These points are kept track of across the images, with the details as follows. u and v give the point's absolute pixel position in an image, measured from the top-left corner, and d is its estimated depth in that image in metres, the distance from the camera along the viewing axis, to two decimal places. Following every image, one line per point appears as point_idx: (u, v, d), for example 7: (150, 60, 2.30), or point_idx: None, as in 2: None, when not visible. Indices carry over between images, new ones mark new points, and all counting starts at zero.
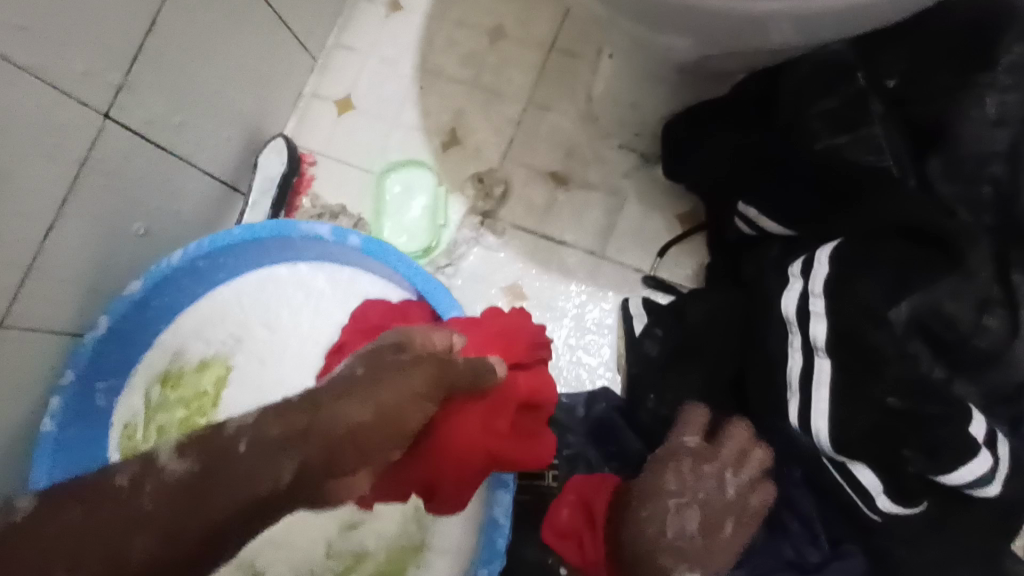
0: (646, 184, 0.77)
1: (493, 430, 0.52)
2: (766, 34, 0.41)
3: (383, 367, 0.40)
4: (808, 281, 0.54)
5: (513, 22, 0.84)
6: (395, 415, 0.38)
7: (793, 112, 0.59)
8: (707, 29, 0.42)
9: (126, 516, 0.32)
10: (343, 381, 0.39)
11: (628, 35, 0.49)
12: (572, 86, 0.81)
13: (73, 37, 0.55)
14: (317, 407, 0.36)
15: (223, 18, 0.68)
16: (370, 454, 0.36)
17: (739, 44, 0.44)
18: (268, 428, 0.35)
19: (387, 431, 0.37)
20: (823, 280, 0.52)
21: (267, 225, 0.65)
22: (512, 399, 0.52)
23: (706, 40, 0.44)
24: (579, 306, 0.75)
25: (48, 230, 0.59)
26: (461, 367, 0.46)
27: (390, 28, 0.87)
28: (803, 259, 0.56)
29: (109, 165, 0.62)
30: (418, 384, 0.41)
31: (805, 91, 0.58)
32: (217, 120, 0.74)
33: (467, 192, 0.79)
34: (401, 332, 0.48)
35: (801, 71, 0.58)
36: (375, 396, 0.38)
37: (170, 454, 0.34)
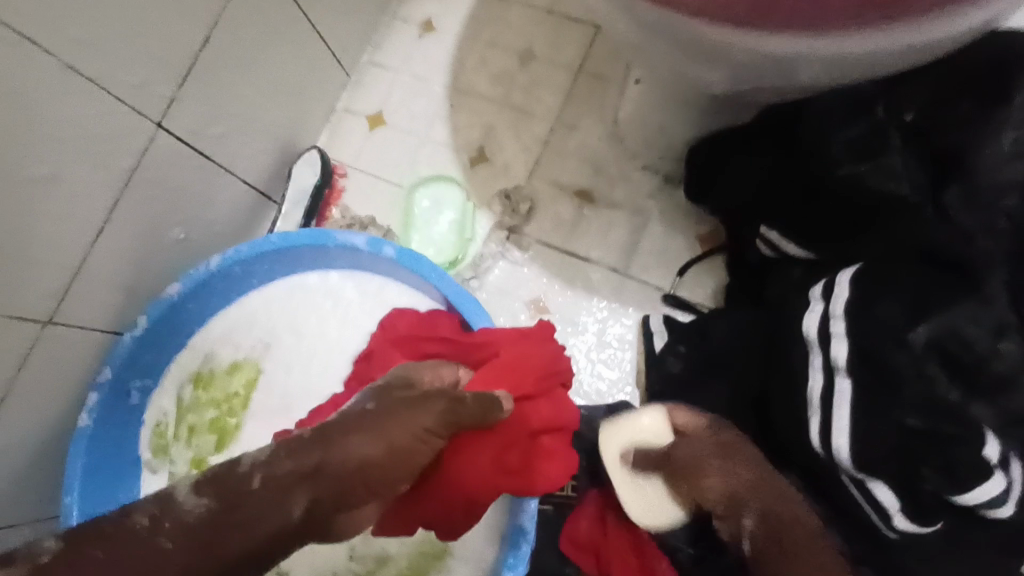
0: (668, 205, 0.80)
1: (504, 464, 0.57)
2: (796, 75, 0.43)
3: (393, 406, 0.47)
4: (829, 303, 0.56)
5: (543, 45, 0.88)
6: (404, 453, 0.45)
7: (815, 139, 0.61)
8: (739, 67, 0.44)
9: (146, 551, 0.36)
10: (352, 419, 0.46)
11: (661, 66, 0.52)
12: (599, 108, 0.84)
13: (136, 51, 0.58)
14: (326, 446, 0.43)
15: (268, 35, 0.72)
16: (377, 485, 0.44)
17: (768, 82, 0.47)
18: (281, 468, 0.41)
19: (394, 466, 0.45)
20: (845, 303, 0.54)
21: (303, 234, 0.67)
22: (521, 434, 0.57)
23: (736, 76, 0.47)
24: (601, 322, 0.77)
25: (99, 232, 0.62)
26: (470, 406, 0.51)
27: (424, 48, 0.91)
28: (825, 282, 0.58)
29: (155, 173, 0.65)
30: (428, 422, 0.48)
31: (828, 121, 0.60)
32: (256, 131, 0.76)
33: (495, 207, 0.82)
34: (407, 369, 0.56)
35: (822, 101, 0.60)
36: (385, 436, 0.45)
37: (187, 495, 0.39)
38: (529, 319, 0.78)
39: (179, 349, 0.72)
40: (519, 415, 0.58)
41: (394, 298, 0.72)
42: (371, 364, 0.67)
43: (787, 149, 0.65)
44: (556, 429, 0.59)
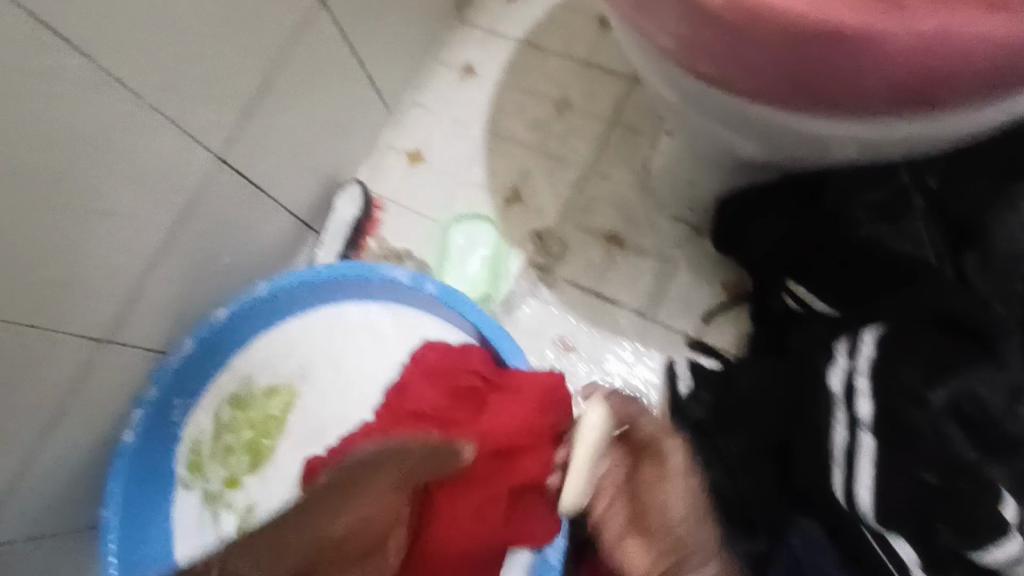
0: (696, 254, 0.82)
1: (483, 519, 0.61)
2: (831, 150, 0.46)
3: (355, 479, 0.57)
4: (853, 360, 0.58)
5: (578, 95, 0.92)
6: (381, 512, 0.56)
7: (840, 199, 0.64)
8: (776, 139, 0.47)
9: None
10: (324, 494, 0.57)
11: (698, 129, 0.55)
12: (630, 157, 0.87)
13: (201, 89, 0.62)
14: (302, 524, 0.55)
15: (319, 77, 0.76)
16: (355, 546, 0.54)
17: (805, 153, 0.49)
18: (239, 558, 0.52)
19: (372, 528, 0.55)
20: (869, 361, 0.57)
21: (347, 267, 0.70)
22: (496, 491, 0.61)
23: (769, 145, 0.50)
24: (625, 363, 0.79)
25: (156, 257, 0.65)
26: (422, 453, 0.59)
27: (464, 92, 0.95)
28: (847, 339, 0.60)
29: (211, 203, 0.69)
30: (389, 483, 0.58)
31: (852, 186, 0.63)
32: (303, 166, 0.80)
33: (527, 248, 0.85)
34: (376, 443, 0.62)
35: (847, 174, 0.62)
36: (359, 504, 0.56)
37: None
38: (554, 355, 0.81)
39: (217, 371, 0.74)
40: (500, 472, 0.61)
41: (432, 332, 0.75)
42: (403, 395, 0.70)
43: (807, 207, 0.68)
44: (538, 487, 0.60)
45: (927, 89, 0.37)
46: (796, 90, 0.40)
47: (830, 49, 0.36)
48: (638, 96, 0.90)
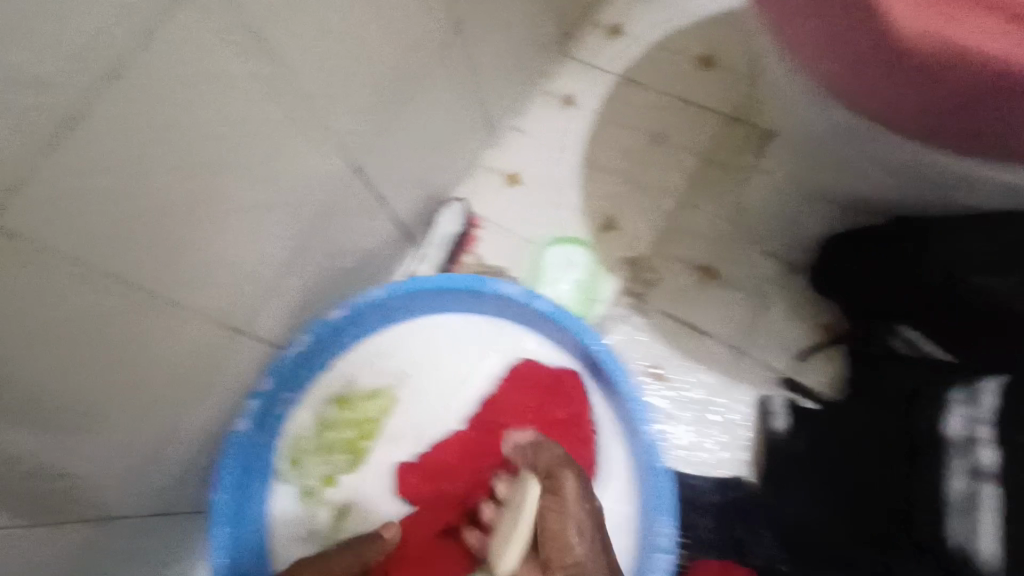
0: (790, 292, 0.83)
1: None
2: None
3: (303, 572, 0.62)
4: (972, 408, 0.56)
5: (676, 130, 0.94)
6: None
7: (949, 247, 0.61)
8: None
9: None
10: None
11: None
12: (727, 193, 0.89)
13: (359, 106, 0.66)
14: None
15: (442, 98, 0.80)
16: None
17: None
18: None
19: None
20: (993, 410, 0.55)
21: (464, 278, 0.73)
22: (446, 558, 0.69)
23: None
24: (714, 394, 0.80)
25: (292, 256, 0.68)
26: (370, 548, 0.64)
27: (563, 120, 0.98)
28: (966, 389, 0.58)
29: (345, 209, 0.72)
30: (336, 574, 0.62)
31: (964, 232, 0.60)
32: (416, 180, 0.84)
33: (621, 273, 0.87)
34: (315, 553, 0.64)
35: (953, 220, 0.61)
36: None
37: None
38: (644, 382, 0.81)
39: (323, 369, 0.76)
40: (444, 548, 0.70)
41: (536, 347, 0.76)
42: (493, 410, 0.73)
43: (902, 265, 0.65)
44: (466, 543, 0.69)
45: None
46: (952, 133, 0.49)
47: (990, 104, 0.44)
48: (735, 134, 0.92)
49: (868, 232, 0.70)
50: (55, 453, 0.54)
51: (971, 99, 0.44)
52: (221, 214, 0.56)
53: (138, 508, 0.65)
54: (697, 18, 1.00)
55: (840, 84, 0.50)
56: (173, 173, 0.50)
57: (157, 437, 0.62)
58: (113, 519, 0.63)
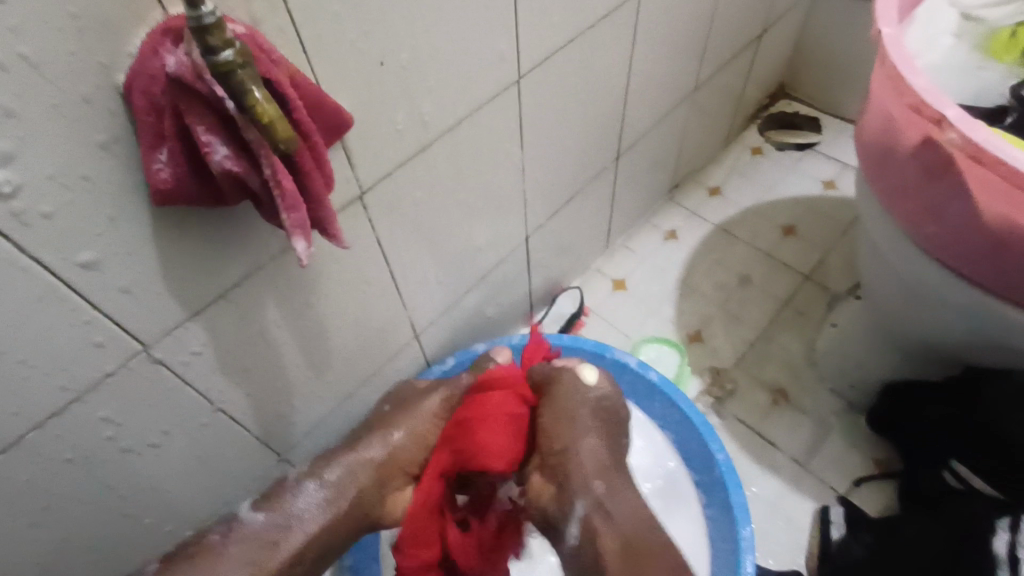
0: (849, 425, 0.96)
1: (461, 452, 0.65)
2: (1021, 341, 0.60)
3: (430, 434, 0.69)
4: (1015, 533, 0.66)
5: (759, 275, 1.13)
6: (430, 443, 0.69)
7: (992, 407, 0.69)
8: (981, 327, 0.63)
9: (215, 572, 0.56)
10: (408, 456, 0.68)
11: (901, 314, 0.74)
12: (799, 334, 1.06)
13: (541, 192, 0.86)
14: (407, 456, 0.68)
15: (586, 206, 1.01)
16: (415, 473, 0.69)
17: (996, 348, 0.65)
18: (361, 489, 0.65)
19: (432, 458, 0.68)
20: None
21: (589, 343, 0.88)
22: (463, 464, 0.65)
23: (965, 339, 0.67)
24: (775, 495, 0.91)
25: (463, 292, 0.85)
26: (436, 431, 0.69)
27: (666, 247, 1.19)
28: (1013, 517, 0.67)
29: (504, 269, 0.91)
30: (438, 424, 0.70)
31: (1005, 401, 0.68)
32: (548, 263, 1.03)
33: (704, 378, 1.02)
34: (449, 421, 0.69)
35: (1006, 387, 0.67)
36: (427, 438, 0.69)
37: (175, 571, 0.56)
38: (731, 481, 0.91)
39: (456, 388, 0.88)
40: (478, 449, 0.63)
41: (633, 416, 0.89)
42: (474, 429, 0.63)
43: (952, 405, 0.76)
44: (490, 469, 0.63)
45: None
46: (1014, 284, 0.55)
47: (1006, 255, 0.53)
48: (809, 290, 1.11)
49: (923, 385, 0.82)
50: (285, 396, 0.67)
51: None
52: (445, 243, 0.74)
53: (296, 459, 0.76)
54: (782, 197, 1.24)
55: (919, 227, 0.60)
56: (438, 208, 0.68)
57: (336, 401, 0.75)
58: (284, 461, 0.74)
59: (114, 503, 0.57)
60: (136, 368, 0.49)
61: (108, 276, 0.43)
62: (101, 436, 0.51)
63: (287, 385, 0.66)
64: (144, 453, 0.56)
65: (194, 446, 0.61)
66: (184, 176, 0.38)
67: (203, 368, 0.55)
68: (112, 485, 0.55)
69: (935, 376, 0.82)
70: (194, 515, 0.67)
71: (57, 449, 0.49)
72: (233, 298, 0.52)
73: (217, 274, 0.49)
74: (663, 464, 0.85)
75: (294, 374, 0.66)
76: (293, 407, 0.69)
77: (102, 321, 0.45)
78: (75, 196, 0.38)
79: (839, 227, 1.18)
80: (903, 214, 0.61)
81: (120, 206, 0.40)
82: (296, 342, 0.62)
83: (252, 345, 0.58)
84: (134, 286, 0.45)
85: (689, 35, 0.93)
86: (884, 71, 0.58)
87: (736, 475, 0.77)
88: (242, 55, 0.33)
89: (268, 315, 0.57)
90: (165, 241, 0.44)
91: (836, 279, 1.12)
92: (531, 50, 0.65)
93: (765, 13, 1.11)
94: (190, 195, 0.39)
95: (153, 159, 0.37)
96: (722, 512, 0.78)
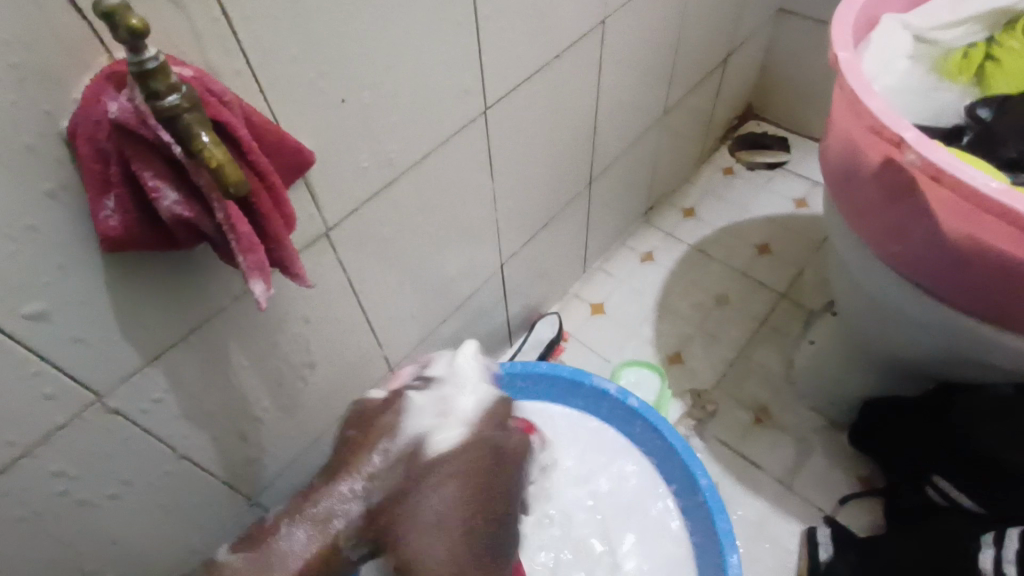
0: (832, 443, 0.95)
1: None
2: (990, 355, 0.60)
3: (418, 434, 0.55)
4: (1000, 548, 0.65)
5: (736, 295, 1.14)
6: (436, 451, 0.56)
7: (967, 423, 0.69)
8: (953, 342, 0.63)
9: None
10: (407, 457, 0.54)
11: (874, 332, 0.74)
12: (777, 352, 1.06)
13: (515, 219, 0.85)
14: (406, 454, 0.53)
15: (562, 232, 1.01)
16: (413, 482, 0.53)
17: (969, 363, 0.65)
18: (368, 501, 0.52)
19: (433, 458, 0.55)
20: (1015, 549, 0.63)
21: (569, 370, 0.88)
22: None
23: (940, 356, 0.67)
24: (763, 518, 0.90)
25: (439, 322, 0.84)
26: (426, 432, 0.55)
27: (643, 269, 1.19)
28: (996, 531, 0.67)
29: (480, 297, 0.90)
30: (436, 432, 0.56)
31: (975, 414, 0.68)
32: (526, 289, 1.02)
33: (686, 400, 1.02)
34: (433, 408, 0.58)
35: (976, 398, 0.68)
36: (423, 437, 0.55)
37: None
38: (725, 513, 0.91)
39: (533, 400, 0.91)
40: None
41: (615, 442, 0.87)
42: None
43: (929, 418, 0.75)
44: None
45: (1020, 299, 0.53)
46: (978, 300, 0.56)
47: (976, 272, 0.54)
48: (785, 307, 1.11)
49: (903, 399, 0.82)
50: (255, 438, 0.65)
51: (992, 275, 0.53)
52: (418, 275, 0.73)
53: (270, 502, 0.74)
54: (755, 215, 1.25)
55: (885, 247, 0.61)
56: (409, 241, 0.68)
57: (310, 441, 0.73)
58: (257, 505, 0.72)
59: (70, 561, 0.54)
60: (90, 419, 0.47)
61: (58, 327, 0.41)
62: (52, 492, 0.48)
63: (255, 428, 0.64)
64: (104, 507, 0.53)
65: (156, 496, 0.58)
66: (134, 222, 0.37)
67: (165, 416, 0.53)
68: (68, 542, 0.53)
69: (913, 391, 0.82)
70: (159, 565, 0.64)
71: (6, 508, 0.46)
72: (195, 343, 0.51)
73: (176, 317, 0.48)
74: (648, 490, 0.83)
75: (265, 415, 0.64)
76: (263, 449, 0.67)
77: (50, 375, 0.43)
78: (19, 247, 0.36)
79: (811, 244, 1.20)
80: (872, 236, 0.62)
81: (68, 254, 0.39)
82: (264, 383, 0.61)
83: (218, 389, 0.56)
84: (87, 336, 0.43)
85: (654, 61, 0.94)
86: (843, 93, 0.58)
87: (720, 500, 0.76)
88: (188, 100, 0.32)
89: (233, 357, 0.55)
90: (121, 287, 0.43)
91: (811, 295, 1.12)
92: (494, 83, 0.65)
93: (728, 39, 1.13)
94: (142, 239, 0.38)
95: (100, 207, 0.36)
96: (708, 538, 0.77)
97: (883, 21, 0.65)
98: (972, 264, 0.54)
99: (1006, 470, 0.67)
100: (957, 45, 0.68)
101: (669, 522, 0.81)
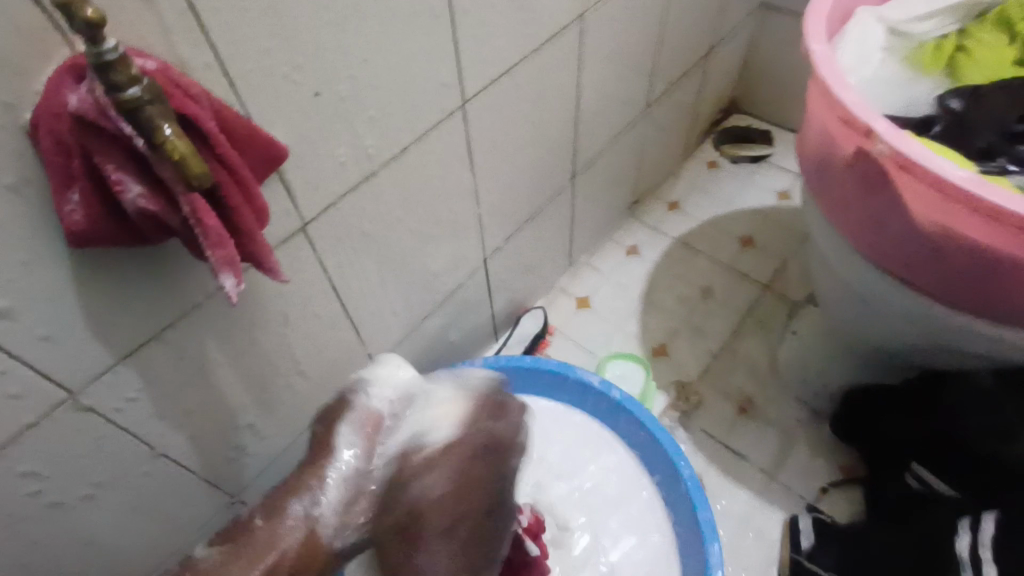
0: (814, 433, 0.96)
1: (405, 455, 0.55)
2: (961, 343, 0.62)
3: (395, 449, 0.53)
4: (975, 534, 0.65)
5: (720, 287, 1.15)
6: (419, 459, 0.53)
7: (948, 412, 0.69)
8: (927, 328, 0.63)
9: None
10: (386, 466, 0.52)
11: (852, 322, 0.75)
12: (760, 344, 1.07)
13: (498, 214, 0.86)
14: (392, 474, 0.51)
15: (546, 225, 1.01)
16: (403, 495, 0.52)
17: (944, 351, 0.66)
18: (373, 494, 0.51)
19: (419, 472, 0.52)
20: (990, 535, 0.64)
21: (553, 363, 0.88)
22: None
23: (917, 345, 0.68)
24: (746, 507, 0.91)
25: (422, 317, 0.84)
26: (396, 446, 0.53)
27: (627, 263, 1.20)
28: (970, 517, 0.67)
29: (465, 292, 0.90)
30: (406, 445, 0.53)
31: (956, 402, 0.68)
32: (511, 283, 1.02)
33: (670, 393, 1.02)
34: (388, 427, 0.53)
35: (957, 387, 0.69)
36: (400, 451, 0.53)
37: None
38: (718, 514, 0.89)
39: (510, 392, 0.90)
40: None
41: (598, 435, 0.88)
42: None
43: (908, 406, 0.76)
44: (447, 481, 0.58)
45: (989, 287, 0.54)
46: (950, 288, 0.57)
47: (948, 260, 0.55)
48: (769, 299, 1.12)
49: (887, 387, 0.82)
50: (236, 434, 0.64)
51: (962, 263, 0.54)
52: (401, 269, 0.73)
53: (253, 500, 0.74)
54: (739, 208, 1.26)
55: (860, 237, 0.61)
56: (390, 236, 0.68)
57: (293, 437, 0.73)
58: (239, 502, 0.72)
59: (46, 560, 0.54)
60: (63, 417, 0.47)
61: (27, 324, 0.41)
62: (25, 491, 0.48)
63: (236, 424, 0.64)
64: (79, 506, 0.53)
65: (134, 494, 0.58)
66: (100, 217, 0.37)
67: (140, 413, 0.53)
68: (44, 541, 0.52)
69: (894, 380, 0.83)
70: (139, 563, 0.64)
71: None
72: (170, 339, 0.51)
73: (151, 314, 0.48)
74: (631, 483, 0.84)
75: (245, 412, 0.64)
76: (245, 446, 0.67)
77: (20, 373, 0.43)
78: None
79: (793, 236, 1.21)
80: (847, 226, 0.62)
81: (35, 251, 0.38)
82: (243, 380, 0.60)
83: (195, 386, 0.56)
84: (58, 333, 0.43)
85: (636, 54, 0.94)
86: (817, 85, 0.59)
87: (702, 491, 0.77)
88: (149, 92, 0.32)
89: (210, 354, 0.55)
90: (90, 285, 0.43)
91: (794, 287, 1.13)
92: (473, 77, 0.65)
93: (710, 32, 1.13)
94: (109, 234, 0.38)
95: (65, 202, 0.36)
96: (691, 530, 0.78)
97: (858, 15, 0.66)
98: (943, 252, 0.54)
99: (983, 455, 0.68)
100: (931, 38, 0.69)
101: (653, 514, 0.82)
